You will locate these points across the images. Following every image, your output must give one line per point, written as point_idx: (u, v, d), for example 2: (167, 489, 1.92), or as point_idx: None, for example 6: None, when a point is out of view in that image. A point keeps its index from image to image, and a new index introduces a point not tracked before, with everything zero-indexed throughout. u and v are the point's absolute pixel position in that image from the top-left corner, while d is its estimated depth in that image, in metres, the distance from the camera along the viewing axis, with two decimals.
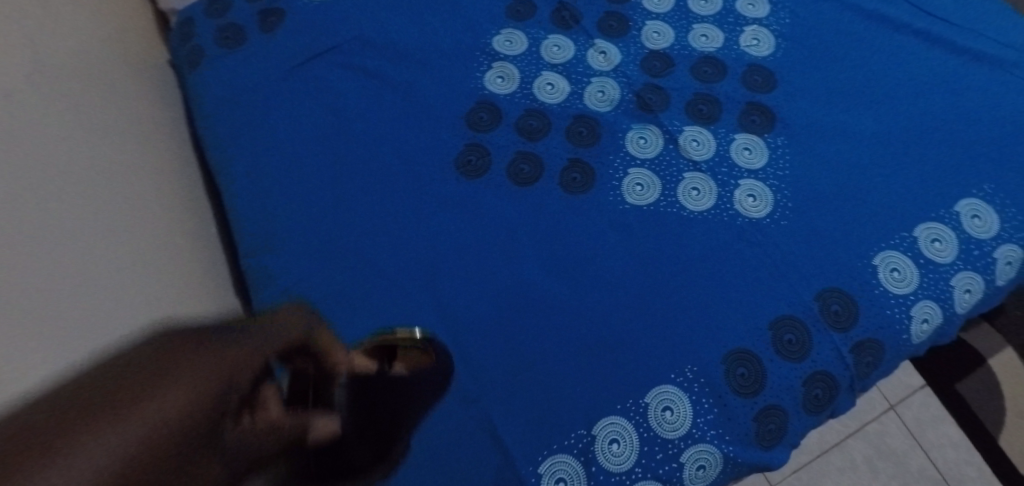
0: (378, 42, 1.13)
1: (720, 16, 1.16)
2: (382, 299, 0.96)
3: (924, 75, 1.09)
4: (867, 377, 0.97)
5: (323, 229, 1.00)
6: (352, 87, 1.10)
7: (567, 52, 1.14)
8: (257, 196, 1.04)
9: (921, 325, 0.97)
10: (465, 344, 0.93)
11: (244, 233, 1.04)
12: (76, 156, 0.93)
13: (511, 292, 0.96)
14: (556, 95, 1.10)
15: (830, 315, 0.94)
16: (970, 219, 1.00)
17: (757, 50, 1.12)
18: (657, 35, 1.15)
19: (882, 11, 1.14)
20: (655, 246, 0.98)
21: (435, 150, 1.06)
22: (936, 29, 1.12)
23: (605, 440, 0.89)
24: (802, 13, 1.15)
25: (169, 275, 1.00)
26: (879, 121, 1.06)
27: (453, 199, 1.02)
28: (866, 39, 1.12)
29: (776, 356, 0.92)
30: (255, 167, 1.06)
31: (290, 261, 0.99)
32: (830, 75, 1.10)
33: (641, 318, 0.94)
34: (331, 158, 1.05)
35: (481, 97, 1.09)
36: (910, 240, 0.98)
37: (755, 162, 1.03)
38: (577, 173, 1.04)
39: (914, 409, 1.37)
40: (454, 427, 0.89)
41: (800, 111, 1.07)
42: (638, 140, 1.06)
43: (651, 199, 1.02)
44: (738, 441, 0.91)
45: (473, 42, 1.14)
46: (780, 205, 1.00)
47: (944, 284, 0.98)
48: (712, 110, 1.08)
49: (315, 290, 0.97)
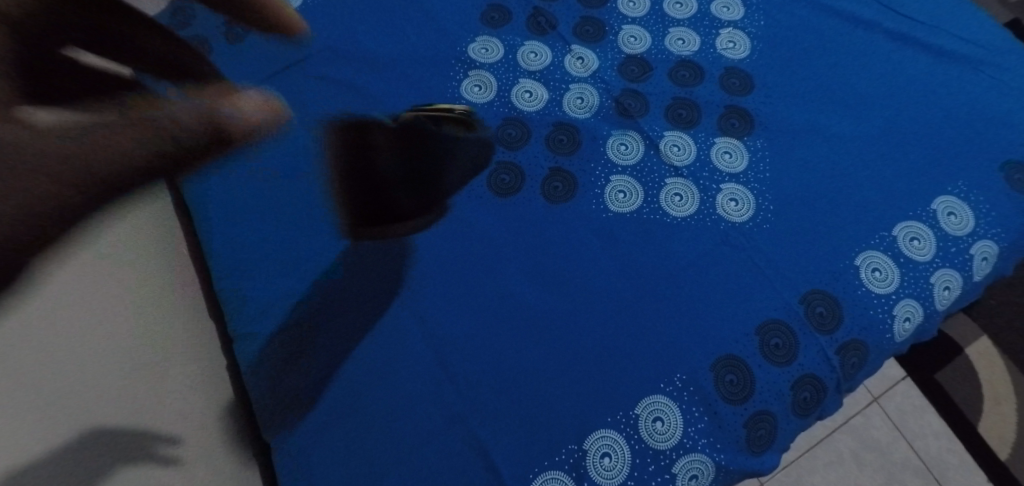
0: (349, 54, 1.11)
1: (696, 18, 1.16)
2: (364, 317, 0.94)
3: (898, 73, 1.10)
4: (853, 378, 0.96)
5: (300, 248, 0.98)
6: (324, 99, 1.08)
7: (544, 58, 1.12)
8: (232, 215, 1.02)
9: (903, 324, 0.97)
10: (450, 360, 0.91)
11: (219, 253, 1.00)
12: None
13: (496, 305, 0.95)
14: (534, 103, 1.09)
15: (815, 318, 0.94)
16: (946, 216, 1.00)
17: (734, 53, 1.12)
18: (634, 39, 1.14)
19: (854, 11, 1.15)
20: (639, 255, 0.98)
21: (413, 162, 1.04)
22: (907, 28, 1.13)
23: (597, 454, 0.87)
24: (777, 14, 1.15)
25: (144, 302, 0.98)
26: (855, 121, 1.06)
27: (434, 213, 1.01)
28: (840, 38, 1.13)
29: (764, 360, 0.92)
30: (225, 185, 1.02)
31: (268, 282, 0.96)
32: (805, 76, 1.10)
33: (628, 327, 0.93)
34: (304, 175, 1.02)
35: (459, 107, 1.08)
36: (889, 240, 0.98)
37: (736, 166, 1.03)
38: (559, 182, 1.03)
39: (897, 400, 1.32)
40: (443, 446, 0.88)
41: (778, 113, 1.07)
42: (619, 146, 1.05)
43: (633, 207, 1.01)
44: (728, 449, 0.90)
45: (449, 50, 1.12)
46: (762, 208, 1.00)
47: (924, 283, 0.98)
48: (691, 114, 1.08)
49: (293, 312, 0.94)
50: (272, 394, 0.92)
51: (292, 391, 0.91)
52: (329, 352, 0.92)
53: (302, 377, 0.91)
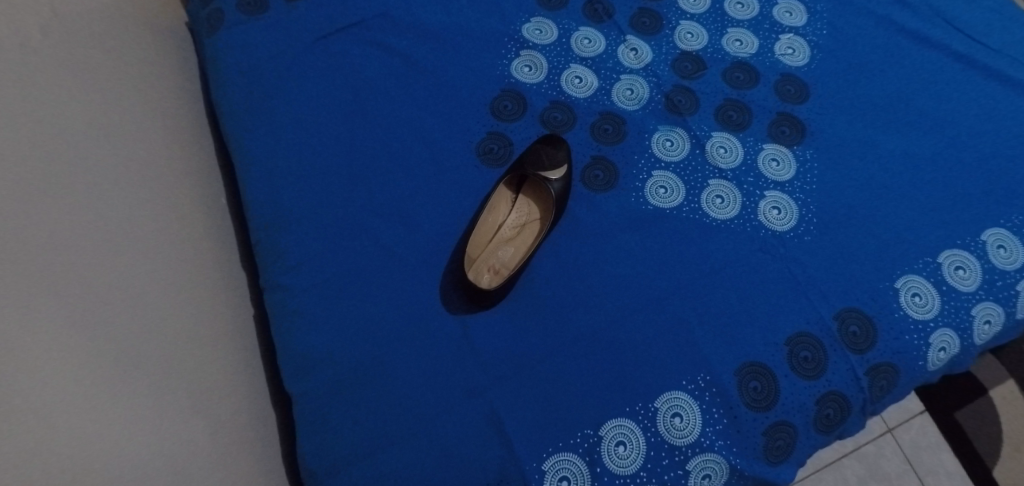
0: (401, 20, 1.10)
1: (756, 21, 1.14)
2: (393, 282, 0.93)
3: (959, 98, 1.07)
4: (880, 401, 0.94)
5: (336, 206, 0.97)
6: (372, 63, 1.07)
7: (598, 45, 1.11)
8: (270, 166, 1.01)
9: (938, 353, 0.94)
10: (475, 335, 0.91)
11: (254, 203, 1.00)
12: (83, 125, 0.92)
13: (525, 286, 0.94)
14: (583, 89, 1.07)
15: (848, 337, 0.92)
16: (995, 249, 0.98)
17: (792, 59, 1.11)
18: (691, 36, 1.13)
19: (921, 29, 1.12)
20: (674, 251, 0.96)
21: (456, 134, 1.03)
22: (975, 53, 1.10)
23: (612, 441, 0.86)
24: (841, 26, 1.13)
25: (179, 243, 0.98)
26: (910, 142, 1.04)
27: (471, 187, 1.00)
28: (904, 57, 1.10)
29: (791, 372, 0.90)
30: (270, 137, 1.02)
31: (301, 237, 0.96)
32: (863, 91, 1.08)
33: (656, 324, 0.92)
34: (348, 135, 1.02)
35: (507, 85, 1.07)
36: (933, 266, 0.96)
37: (782, 174, 1.02)
38: (600, 171, 1.01)
39: (912, 433, 1.25)
40: (460, 418, 0.87)
41: (831, 126, 1.05)
42: (664, 142, 1.04)
43: (674, 203, 1.00)
44: (745, 455, 0.88)
45: (503, 27, 1.11)
46: (805, 220, 0.99)
47: (964, 313, 0.95)
48: (742, 117, 1.06)
49: (323, 268, 0.94)
50: (293, 348, 0.91)
51: (312, 347, 0.91)
52: (354, 313, 0.91)
53: (325, 335, 0.91)
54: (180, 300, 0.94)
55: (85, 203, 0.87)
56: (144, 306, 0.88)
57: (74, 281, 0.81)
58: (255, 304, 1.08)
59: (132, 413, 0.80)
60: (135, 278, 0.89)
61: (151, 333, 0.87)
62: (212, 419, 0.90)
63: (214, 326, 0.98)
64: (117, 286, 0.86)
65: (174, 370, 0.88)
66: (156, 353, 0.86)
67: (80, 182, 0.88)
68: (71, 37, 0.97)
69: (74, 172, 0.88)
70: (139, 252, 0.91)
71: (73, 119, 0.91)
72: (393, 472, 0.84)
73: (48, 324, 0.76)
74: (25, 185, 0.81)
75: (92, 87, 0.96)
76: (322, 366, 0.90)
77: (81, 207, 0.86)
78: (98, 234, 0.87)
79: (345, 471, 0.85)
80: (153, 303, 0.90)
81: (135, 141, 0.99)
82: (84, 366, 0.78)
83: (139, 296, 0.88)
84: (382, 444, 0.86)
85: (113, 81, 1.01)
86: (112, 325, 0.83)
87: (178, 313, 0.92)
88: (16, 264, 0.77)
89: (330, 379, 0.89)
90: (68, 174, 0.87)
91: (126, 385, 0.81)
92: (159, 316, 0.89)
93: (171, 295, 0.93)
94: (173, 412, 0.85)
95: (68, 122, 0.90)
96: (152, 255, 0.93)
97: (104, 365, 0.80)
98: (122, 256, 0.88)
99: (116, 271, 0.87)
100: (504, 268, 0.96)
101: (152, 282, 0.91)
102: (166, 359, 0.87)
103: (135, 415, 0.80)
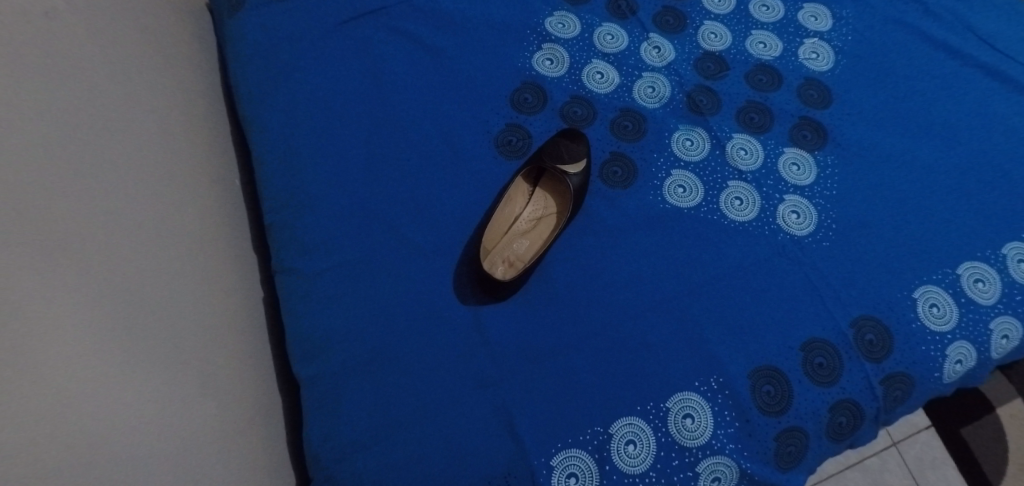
0: (424, 8, 1.09)
1: (781, 24, 1.13)
2: (406, 270, 0.92)
3: (983, 110, 1.06)
4: (893, 412, 0.93)
5: (352, 192, 0.96)
6: (393, 50, 1.06)
7: (621, 42, 1.10)
8: (287, 149, 0.99)
9: (954, 366, 0.93)
10: (486, 329, 0.90)
11: (269, 185, 0.99)
12: (100, 98, 0.91)
13: (538, 280, 0.93)
14: (604, 85, 1.07)
15: (864, 345, 0.91)
16: (1016, 263, 0.96)
17: (816, 64, 1.10)
18: (715, 36, 1.12)
19: (948, 40, 1.11)
20: (691, 252, 0.95)
21: (475, 125, 1.02)
22: (1002, 66, 1.09)
23: (622, 440, 0.85)
24: (867, 33, 1.12)
25: (191, 222, 0.98)
26: (932, 152, 1.03)
27: (488, 178, 0.99)
28: (929, 67, 1.10)
29: (805, 378, 0.89)
30: (289, 120, 1.01)
31: (315, 221, 0.95)
32: (888, 100, 1.07)
33: (670, 325, 0.90)
34: (366, 121, 1.01)
35: (528, 78, 1.06)
36: (952, 277, 0.95)
37: (803, 179, 1.01)
38: (618, 168, 1.01)
39: (917, 449, 1.22)
40: (469, 410, 0.86)
41: (854, 132, 1.04)
42: (684, 141, 1.03)
43: (692, 203, 0.99)
44: (756, 459, 0.87)
45: (525, 20, 1.10)
46: (824, 225, 0.97)
47: (982, 327, 0.94)
48: (764, 119, 1.05)
49: (336, 253, 0.93)
50: (305, 334, 0.91)
51: (323, 333, 0.90)
52: (367, 299, 0.90)
53: (336, 320, 0.90)
54: (191, 280, 0.93)
55: (99, 173, 0.86)
56: (152, 281, 0.87)
57: (89, 254, 0.80)
58: (265, 288, 1.08)
59: (142, 387, 0.79)
60: (148, 254, 0.88)
61: (161, 312, 0.86)
62: (220, 402, 0.89)
63: (223, 306, 0.97)
64: (131, 264, 0.85)
65: (183, 350, 0.87)
66: (166, 330, 0.86)
67: (99, 157, 0.87)
68: (94, 8, 0.96)
69: (93, 145, 0.87)
70: (150, 227, 0.90)
71: (94, 91, 0.90)
72: (399, 462, 0.83)
73: (66, 289, 0.75)
74: (46, 153, 0.80)
75: (114, 62, 0.96)
76: (333, 351, 0.89)
77: (96, 176, 0.86)
78: (111, 206, 0.86)
79: (351, 458, 0.84)
80: (162, 280, 0.89)
81: (153, 119, 0.99)
82: (95, 340, 0.76)
83: (149, 272, 0.87)
84: (390, 432, 0.85)
85: (133, 56, 1.00)
86: (123, 298, 0.82)
87: (185, 291, 0.91)
88: (27, 226, 0.74)
89: (340, 365, 0.88)
90: (88, 146, 0.86)
91: (136, 361, 0.80)
92: (169, 294, 0.89)
93: (179, 272, 0.92)
94: (179, 390, 0.84)
95: (87, 93, 0.89)
96: (168, 234, 0.93)
97: (115, 338, 0.79)
98: (133, 231, 0.87)
99: (127, 246, 0.86)
100: (518, 261, 0.96)
101: (163, 258, 0.90)
102: (173, 336, 0.86)
103: (145, 390, 0.79)
